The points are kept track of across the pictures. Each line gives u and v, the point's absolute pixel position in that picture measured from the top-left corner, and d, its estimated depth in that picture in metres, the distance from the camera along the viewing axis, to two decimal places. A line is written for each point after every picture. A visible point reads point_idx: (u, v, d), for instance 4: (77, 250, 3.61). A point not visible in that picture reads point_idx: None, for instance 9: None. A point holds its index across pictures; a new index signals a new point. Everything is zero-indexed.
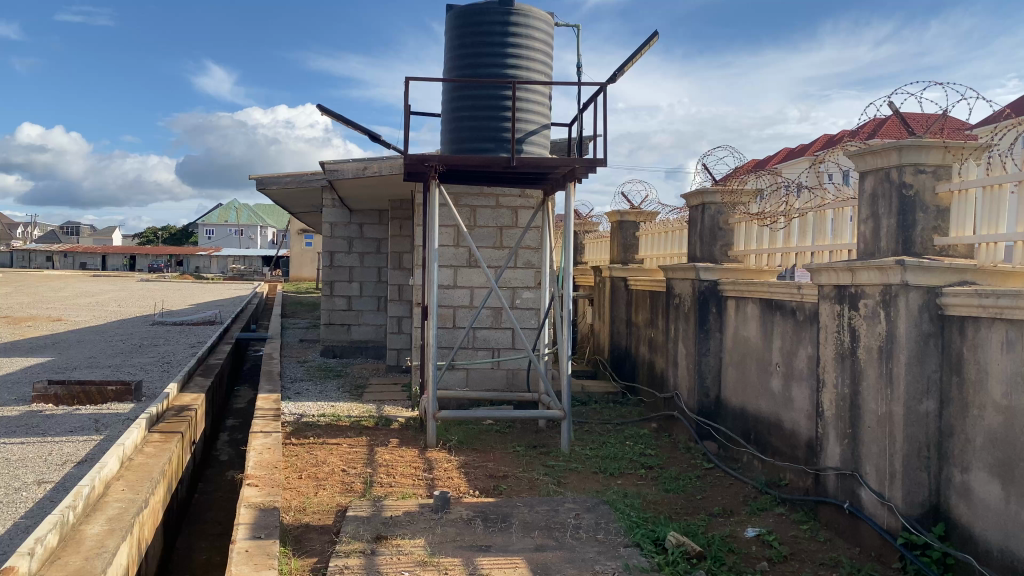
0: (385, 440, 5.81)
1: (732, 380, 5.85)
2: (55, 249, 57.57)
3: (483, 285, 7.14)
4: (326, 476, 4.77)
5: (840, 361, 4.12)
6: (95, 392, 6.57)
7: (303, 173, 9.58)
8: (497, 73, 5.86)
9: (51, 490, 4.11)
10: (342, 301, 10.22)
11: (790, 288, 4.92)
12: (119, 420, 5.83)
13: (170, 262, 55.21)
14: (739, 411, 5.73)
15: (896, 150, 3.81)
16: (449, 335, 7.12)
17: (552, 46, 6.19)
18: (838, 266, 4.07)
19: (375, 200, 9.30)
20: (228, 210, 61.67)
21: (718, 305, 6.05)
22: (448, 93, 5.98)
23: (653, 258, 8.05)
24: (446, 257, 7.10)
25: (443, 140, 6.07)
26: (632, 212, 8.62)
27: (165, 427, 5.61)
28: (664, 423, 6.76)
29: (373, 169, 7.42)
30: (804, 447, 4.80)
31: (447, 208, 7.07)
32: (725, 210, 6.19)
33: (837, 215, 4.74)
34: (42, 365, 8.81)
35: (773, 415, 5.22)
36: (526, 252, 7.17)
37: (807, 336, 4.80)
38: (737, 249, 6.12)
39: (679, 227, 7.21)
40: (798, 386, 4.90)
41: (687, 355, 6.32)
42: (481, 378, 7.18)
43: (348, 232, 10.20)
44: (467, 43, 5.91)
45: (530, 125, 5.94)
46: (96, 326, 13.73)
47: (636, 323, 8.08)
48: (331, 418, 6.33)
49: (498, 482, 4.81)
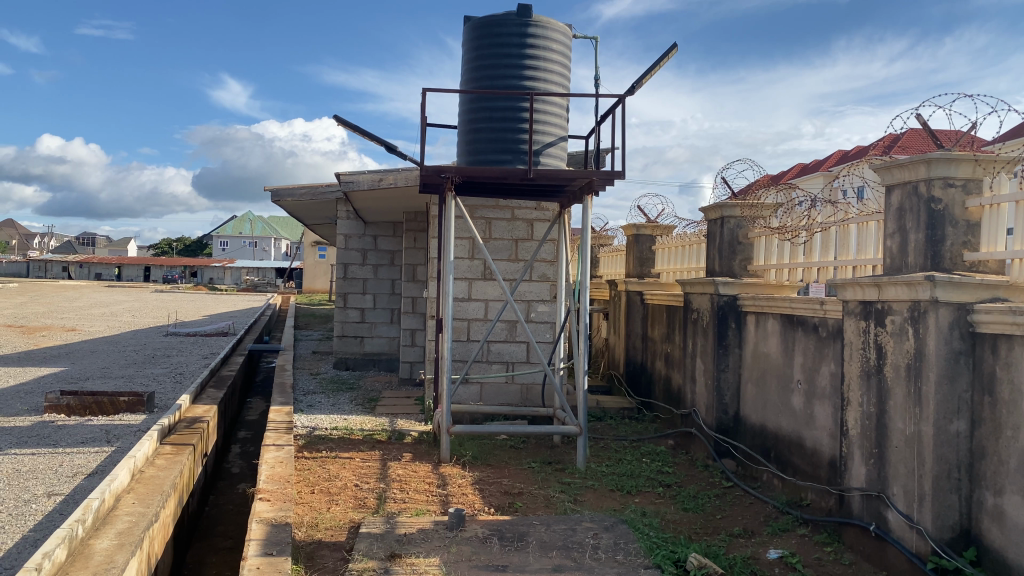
0: (398, 454, 5.73)
1: (752, 397, 5.75)
2: (71, 260, 58.04)
3: (498, 298, 7.08)
4: (339, 491, 4.69)
5: (865, 379, 4.02)
6: (108, 403, 6.54)
7: (318, 185, 9.58)
8: (514, 85, 5.81)
9: (60, 503, 4.05)
10: (356, 313, 10.17)
11: (813, 304, 4.83)
12: (131, 432, 5.78)
13: (185, 274, 55.54)
14: (759, 429, 5.62)
15: (923, 163, 3.72)
16: (462, 348, 7.05)
17: (570, 58, 6.14)
18: (864, 281, 3.97)
19: (389, 212, 9.26)
20: (244, 222, 62.09)
21: (737, 320, 5.95)
22: (464, 105, 5.93)
23: (670, 272, 7.97)
24: (460, 270, 7.05)
25: (459, 152, 6.02)
26: (649, 225, 8.55)
27: (177, 440, 5.55)
28: (681, 440, 6.66)
29: (388, 180, 7.37)
30: (826, 466, 4.69)
31: (462, 220, 7.02)
32: (745, 223, 6.10)
33: (860, 229, 4.64)
34: (55, 375, 8.79)
35: (794, 433, 5.11)
36: (542, 265, 7.09)
37: (831, 353, 4.69)
38: (757, 263, 6.03)
39: (697, 240, 7.13)
40: (820, 404, 4.80)
41: (705, 371, 6.22)
42: (495, 393, 7.10)
43: (362, 244, 10.18)
44: (485, 55, 5.86)
45: (547, 137, 5.87)
46: (109, 336, 13.73)
47: (652, 338, 7.99)
48: (344, 431, 6.27)
49: (513, 499, 4.72)
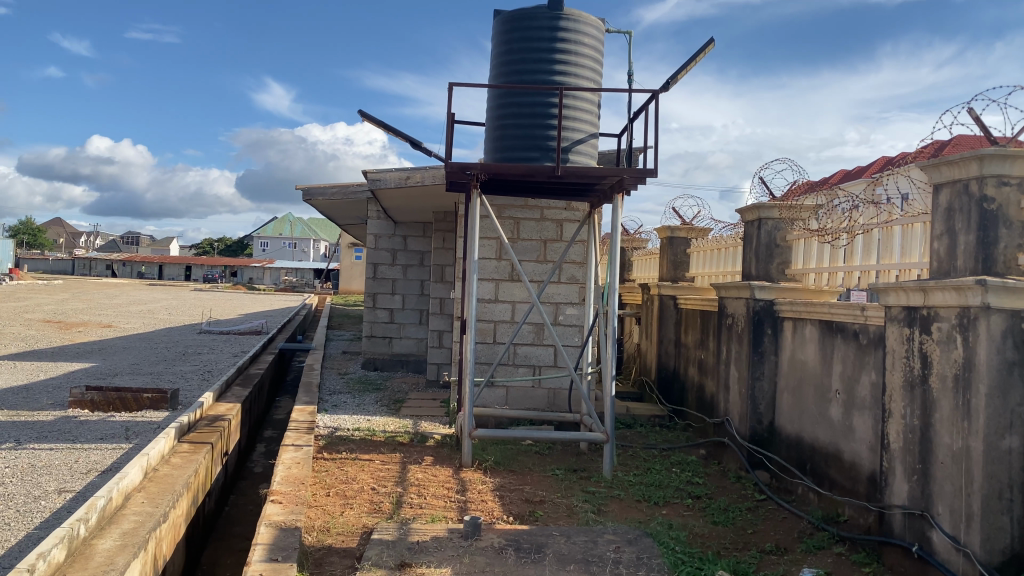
0: (419, 458, 5.58)
1: (788, 406, 5.50)
2: (115, 258, 59.18)
3: (525, 300, 6.91)
4: (355, 494, 4.56)
5: (908, 390, 3.77)
6: (131, 400, 6.50)
7: (349, 184, 9.52)
8: (544, 79, 5.65)
9: (69, 500, 3.97)
10: (385, 313, 10.07)
11: (853, 310, 4.59)
12: (151, 429, 5.72)
13: (225, 273, 56.26)
14: (794, 440, 5.37)
15: (975, 160, 3.48)
16: (488, 350, 6.90)
17: (603, 53, 5.97)
18: (908, 286, 3.73)
19: (419, 212, 9.15)
20: (284, 222, 62.78)
21: (774, 326, 5.71)
22: (493, 100, 5.79)
23: (704, 276, 7.74)
24: (487, 270, 6.89)
25: (487, 149, 5.87)
26: (683, 227, 8.33)
27: (195, 438, 5.47)
28: (712, 450, 6.42)
29: (415, 178, 7.24)
30: (865, 481, 4.44)
31: (490, 220, 6.87)
32: (783, 225, 5.85)
33: (905, 231, 4.39)
34: (85, 370, 8.82)
35: (831, 445, 4.87)
36: (571, 267, 6.90)
37: (872, 362, 4.44)
38: (795, 267, 5.78)
39: (733, 243, 6.90)
40: (860, 415, 4.55)
41: (739, 379, 5.98)
42: (522, 397, 6.93)
43: (393, 244, 10.09)
44: (514, 49, 5.71)
45: (577, 134, 5.69)
46: (144, 333, 13.83)
47: (686, 344, 7.76)
48: (366, 432, 6.14)
49: (533, 508, 4.54)
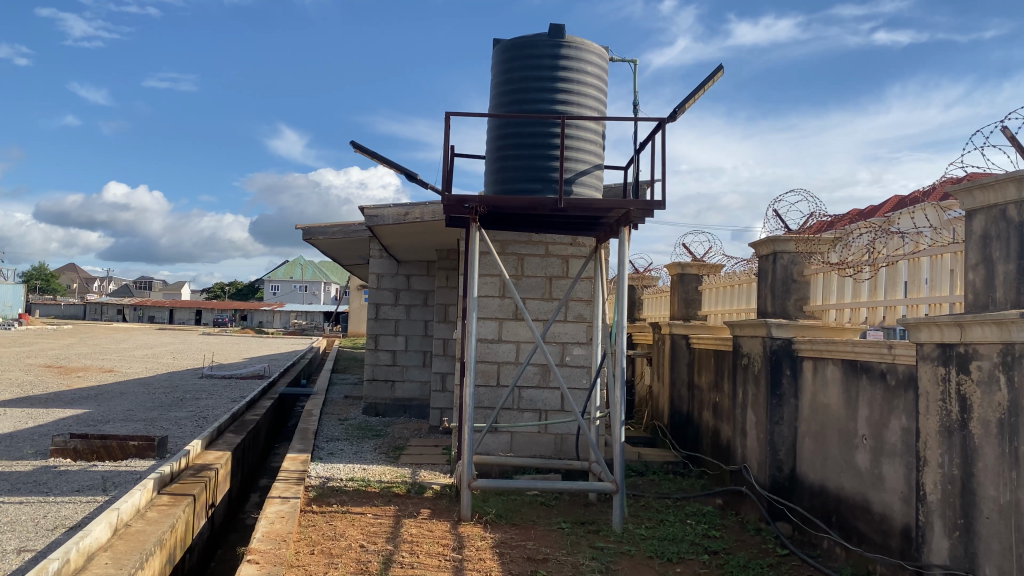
0: (414, 510, 5.23)
1: (810, 452, 5.12)
2: (126, 303, 59.31)
3: (530, 340, 6.59)
4: (341, 552, 4.22)
5: (946, 437, 3.42)
6: (116, 447, 6.18)
7: (350, 223, 9.30)
8: (545, 109, 5.41)
9: (27, 561, 3.65)
10: (387, 355, 9.76)
11: (879, 348, 4.25)
12: (132, 480, 5.41)
13: (235, 317, 56.24)
14: (818, 490, 4.99)
15: (1014, 182, 3.18)
16: (491, 394, 6.57)
17: (607, 81, 5.75)
18: (942, 321, 3.40)
19: (421, 250, 8.91)
20: (295, 266, 62.89)
21: (793, 367, 5.37)
22: (493, 131, 5.55)
23: (717, 314, 7.42)
24: (490, 309, 6.59)
25: (487, 181, 5.61)
26: (693, 264, 8.03)
27: (177, 489, 5.14)
28: (729, 500, 6.03)
29: (414, 215, 6.99)
30: (898, 536, 4.06)
31: (493, 256, 6.58)
32: (799, 259, 5.54)
33: (934, 262, 4.07)
34: (76, 417, 8.52)
35: (859, 495, 4.49)
36: (578, 305, 6.59)
37: (901, 405, 4.10)
38: (814, 304, 5.44)
39: (747, 279, 6.60)
40: (890, 463, 4.19)
41: (757, 424, 5.61)
42: (527, 443, 6.57)
43: (396, 283, 9.81)
44: (514, 78, 5.48)
45: (581, 165, 5.44)
46: (144, 378, 13.54)
47: (699, 385, 7.41)
48: (360, 483, 5.80)
49: (536, 567, 4.18)
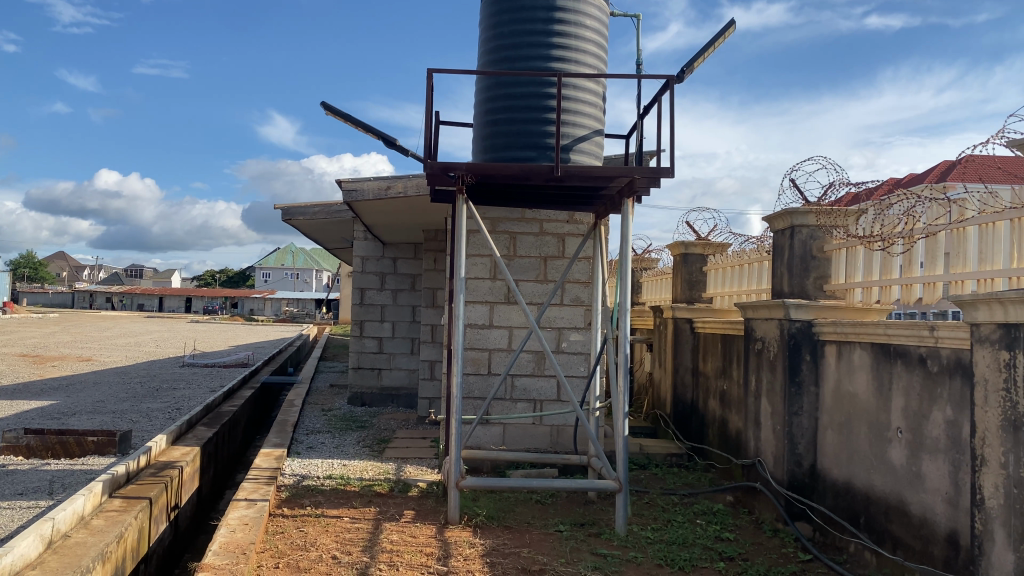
0: (396, 512, 4.72)
1: (833, 446, 4.64)
2: (115, 291, 58.62)
3: (523, 325, 6.08)
4: (309, 566, 3.71)
5: (1010, 433, 2.92)
6: (73, 444, 5.69)
7: (332, 203, 8.76)
8: (540, 66, 4.87)
9: None
10: (373, 342, 9.25)
11: (920, 330, 3.75)
12: (83, 481, 4.90)
13: (226, 305, 55.62)
14: (843, 488, 4.50)
15: None
16: (482, 383, 6.07)
17: (607, 39, 5.22)
18: (1008, 297, 2.89)
19: (407, 230, 8.38)
20: (286, 253, 62.24)
21: (813, 351, 4.87)
22: (482, 94, 5.02)
23: (724, 296, 6.92)
24: (480, 292, 6.07)
25: (476, 149, 5.07)
26: (698, 243, 7.53)
27: (130, 492, 4.61)
28: (742, 496, 5.55)
29: (397, 189, 6.46)
30: (942, 543, 3.58)
31: (483, 234, 6.05)
32: (820, 234, 5.03)
33: (983, 232, 3.59)
34: (40, 409, 7.98)
35: (893, 495, 4.00)
36: (575, 287, 6.08)
37: (945, 395, 3.60)
38: (836, 283, 4.92)
39: (758, 257, 6.09)
40: (930, 460, 3.70)
41: (772, 415, 5.11)
42: (520, 436, 6.08)
43: (381, 266, 9.27)
44: (505, 33, 4.95)
45: (579, 130, 4.92)
46: (121, 367, 12.98)
47: (705, 372, 6.92)
48: (338, 482, 5.28)
49: None
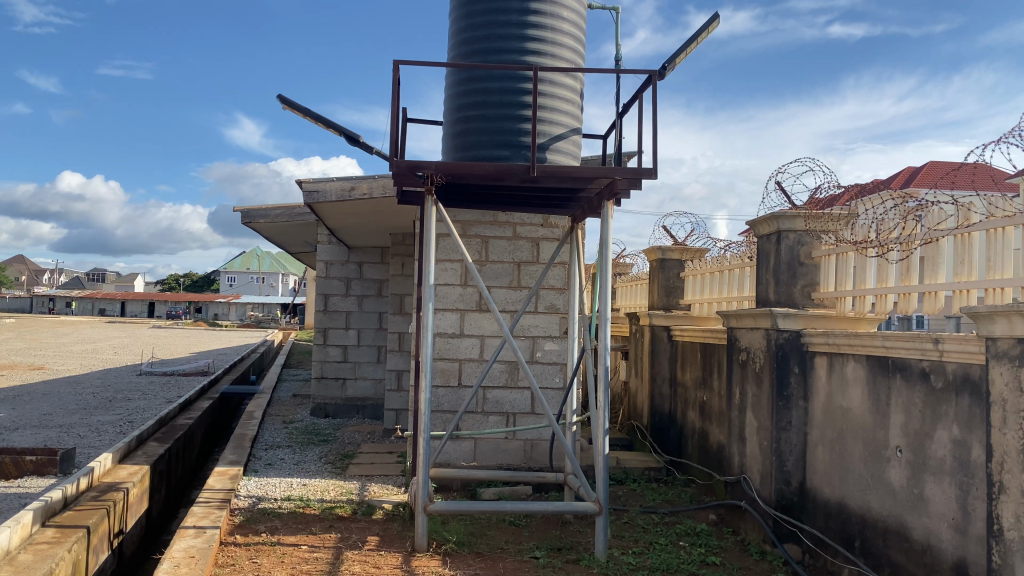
0: (359, 538, 4.38)
1: (824, 464, 4.38)
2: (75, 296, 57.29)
3: (496, 334, 5.76)
4: None
5: None
6: (10, 464, 5.26)
7: (294, 205, 8.37)
8: (514, 59, 4.57)
9: None
10: (337, 351, 8.87)
11: (924, 343, 3.49)
12: (15, 507, 4.48)
13: (189, 310, 54.59)
14: (835, 509, 4.25)
15: None
16: (452, 395, 5.74)
17: (584, 32, 4.93)
18: None
19: (374, 234, 8.03)
20: (252, 257, 61.31)
21: (801, 363, 4.62)
22: (453, 88, 4.71)
23: (703, 303, 6.67)
24: (450, 300, 5.75)
25: (446, 147, 4.75)
26: (675, 248, 7.28)
27: (66, 520, 4.21)
28: (725, 514, 5.28)
29: (361, 189, 6.17)
30: (948, 572, 3.33)
31: (452, 239, 5.72)
32: (808, 239, 4.77)
33: (990, 239, 3.35)
34: None
35: (892, 518, 3.75)
36: (550, 294, 5.77)
37: (951, 413, 3.35)
38: (824, 290, 4.67)
39: (739, 262, 5.83)
40: (935, 482, 3.45)
41: (758, 429, 4.85)
42: (492, 451, 5.76)
43: (346, 271, 8.89)
44: (477, 23, 4.65)
45: (555, 128, 4.62)
46: (73, 376, 12.43)
47: (684, 382, 6.66)
48: (297, 504, 4.92)
49: None
